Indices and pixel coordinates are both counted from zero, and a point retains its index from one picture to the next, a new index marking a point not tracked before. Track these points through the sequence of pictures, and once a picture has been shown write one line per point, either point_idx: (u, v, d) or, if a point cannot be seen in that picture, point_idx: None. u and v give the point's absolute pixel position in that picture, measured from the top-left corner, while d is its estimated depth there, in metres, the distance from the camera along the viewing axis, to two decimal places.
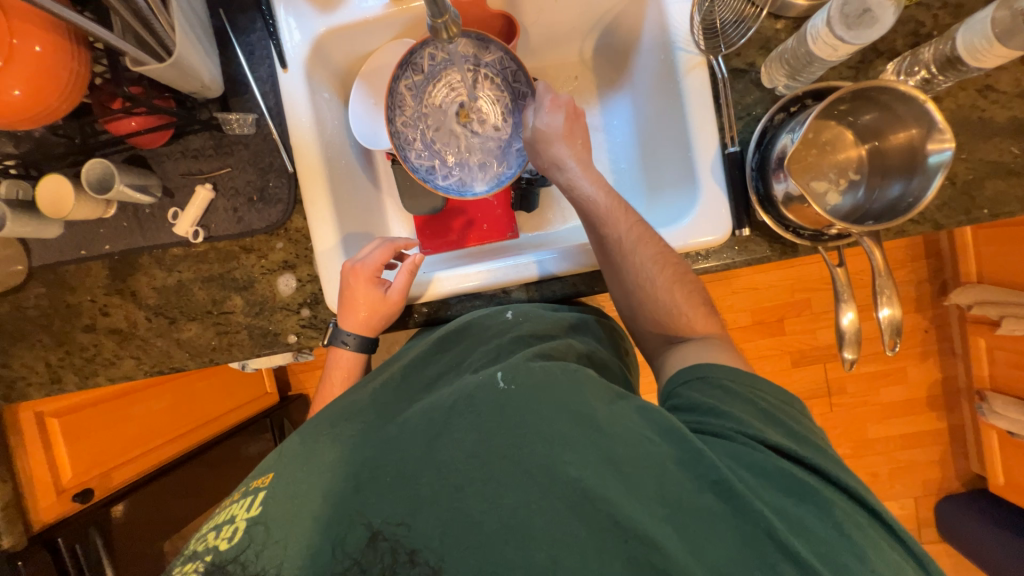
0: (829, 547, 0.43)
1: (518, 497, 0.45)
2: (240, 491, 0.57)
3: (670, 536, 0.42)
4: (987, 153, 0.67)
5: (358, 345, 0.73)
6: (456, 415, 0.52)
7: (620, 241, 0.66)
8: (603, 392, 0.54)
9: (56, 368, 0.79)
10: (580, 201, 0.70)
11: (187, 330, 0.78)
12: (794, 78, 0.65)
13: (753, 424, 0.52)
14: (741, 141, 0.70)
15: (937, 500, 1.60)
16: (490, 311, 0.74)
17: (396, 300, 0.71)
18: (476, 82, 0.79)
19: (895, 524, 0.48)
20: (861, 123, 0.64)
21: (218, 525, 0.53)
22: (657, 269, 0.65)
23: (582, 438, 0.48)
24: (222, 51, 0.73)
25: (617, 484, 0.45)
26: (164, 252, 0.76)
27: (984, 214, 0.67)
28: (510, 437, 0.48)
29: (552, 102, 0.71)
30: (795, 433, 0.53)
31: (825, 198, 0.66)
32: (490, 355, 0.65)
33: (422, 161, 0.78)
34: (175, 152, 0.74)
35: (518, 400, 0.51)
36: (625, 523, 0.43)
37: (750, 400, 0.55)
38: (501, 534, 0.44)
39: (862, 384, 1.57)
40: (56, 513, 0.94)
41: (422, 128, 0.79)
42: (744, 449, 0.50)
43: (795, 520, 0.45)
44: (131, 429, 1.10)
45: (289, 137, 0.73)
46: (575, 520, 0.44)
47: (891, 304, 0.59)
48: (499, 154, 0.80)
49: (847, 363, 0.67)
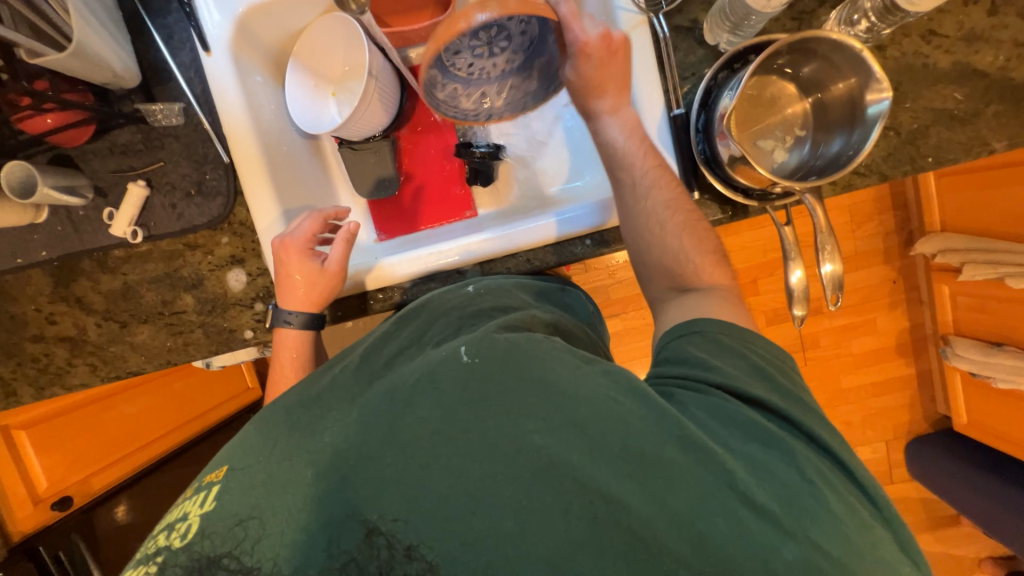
0: (792, 493, 0.43)
1: (484, 469, 0.43)
2: (194, 486, 0.52)
3: (633, 492, 0.41)
4: (931, 101, 0.67)
5: (302, 321, 0.70)
6: (419, 393, 0.48)
7: (635, 187, 0.64)
8: (566, 356, 0.51)
9: (9, 381, 0.77)
10: (604, 150, 0.66)
11: (140, 332, 0.76)
12: (735, 32, 0.64)
13: (741, 379, 0.50)
14: (687, 103, 0.69)
15: (906, 442, 1.68)
16: (451, 287, 0.70)
17: (336, 272, 0.70)
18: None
19: (861, 475, 0.47)
20: (803, 76, 0.63)
21: (169, 524, 0.48)
22: (668, 214, 0.63)
23: (548, 404, 0.45)
24: (138, 37, 0.69)
25: (582, 446, 0.43)
26: (105, 254, 0.74)
27: (929, 162, 0.67)
28: (476, 409, 0.46)
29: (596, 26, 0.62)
30: (785, 391, 0.50)
31: (773, 155, 0.66)
32: (450, 328, 0.62)
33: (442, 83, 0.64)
34: (102, 149, 0.70)
35: (479, 375, 0.48)
36: (589, 483, 0.41)
37: (743, 356, 0.52)
38: (467, 506, 0.42)
39: (834, 336, 1.61)
40: (34, 522, 0.97)
41: None
42: (714, 402, 0.49)
43: (761, 467, 0.44)
44: (107, 434, 1.07)
45: (222, 125, 0.70)
46: (540, 488, 0.42)
47: (833, 260, 0.61)
48: (517, 70, 0.64)
49: (797, 320, 0.69)
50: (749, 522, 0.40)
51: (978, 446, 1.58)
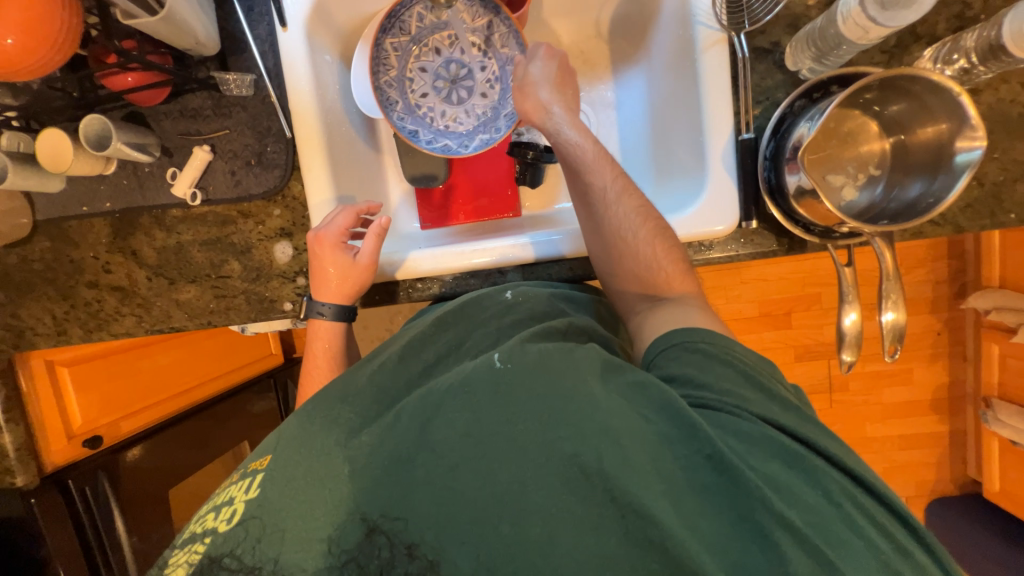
0: (826, 522, 0.42)
1: (513, 474, 0.42)
2: (239, 472, 0.54)
3: (665, 507, 0.41)
4: (1022, 153, 0.62)
5: (335, 314, 0.71)
6: (451, 398, 0.49)
7: (604, 192, 0.64)
8: (586, 357, 0.52)
9: (62, 321, 0.81)
10: (564, 150, 0.66)
11: (186, 291, 0.79)
12: (820, 60, 0.61)
13: (742, 396, 0.50)
14: (757, 128, 0.66)
15: (928, 501, 1.60)
16: (488, 290, 0.69)
17: (365, 266, 0.70)
18: (462, 48, 0.78)
19: (889, 497, 0.46)
20: (887, 114, 0.60)
21: (218, 506, 0.50)
22: (640, 222, 0.64)
23: (577, 411, 0.45)
24: (220, 6, 0.71)
25: (614, 456, 0.42)
26: (164, 212, 0.76)
27: (1010, 218, 0.63)
28: (511, 414, 0.46)
29: (546, 52, 0.70)
30: (780, 400, 0.51)
31: (841, 192, 0.63)
32: (488, 340, 0.63)
33: (406, 125, 0.77)
34: (174, 111, 0.73)
35: (515, 382, 0.48)
36: (618, 492, 0.41)
37: (731, 364, 0.53)
38: (492, 508, 0.42)
39: (866, 382, 1.55)
40: (67, 457, 0.98)
41: (404, 93, 0.78)
42: (731, 420, 0.48)
43: (788, 490, 0.43)
44: (138, 381, 1.13)
45: (288, 100, 0.71)
46: (570, 497, 0.41)
47: (896, 309, 0.58)
48: (484, 121, 0.79)
49: (845, 365, 0.66)
50: (790, 550, 0.39)
51: (1006, 517, 1.50)
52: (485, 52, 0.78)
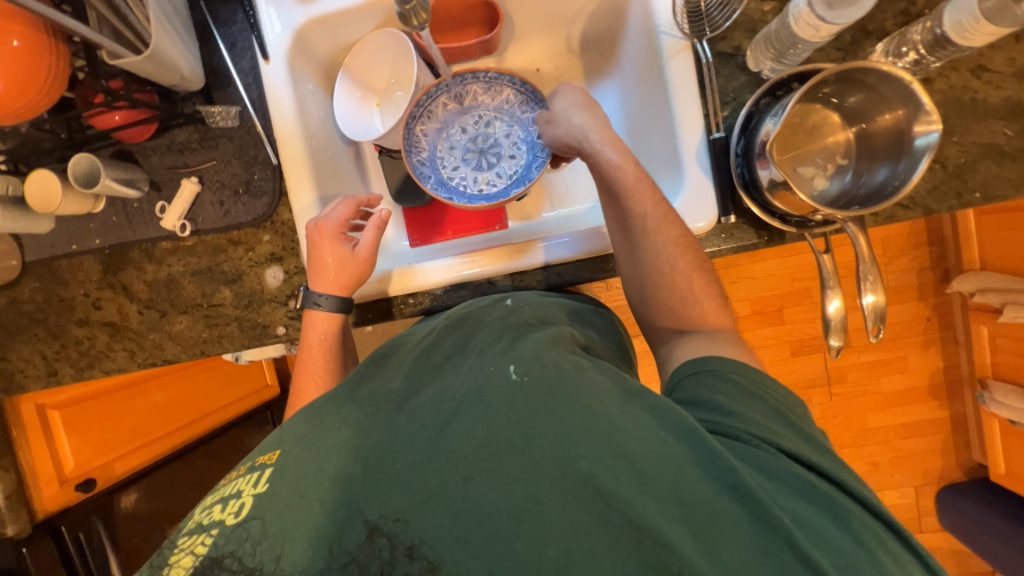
0: (850, 560, 0.40)
1: (526, 489, 0.43)
2: (246, 464, 0.53)
3: (685, 539, 0.40)
4: (979, 136, 0.65)
5: (331, 306, 0.71)
6: (465, 408, 0.49)
7: (644, 220, 0.64)
8: (613, 390, 0.50)
9: (53, 361, 0.81)
10: (605, 175, 0.65)
11: (178, 322, 0.79)
12: (780, 60, 0.64)
13: (767, 426, 0.49)
14: (727, 127, 0.69)
15: (937, 489, 1.60)
16: (489, 300, 0.70)
17: (364, 258, 0.72)
18: (487, 121, 0.82)
19: (915, 542, 0.44)
20: (848, 106, 0.63)
21: (224, 498, 0.50)
22: (678, 252, 0.64)
23: (596, 435, 0.45)
24: (204, 44, 0.73)
25: (632, 482, 0.42)
26: (153, 245, 0.77)
27: (976, 197, 0.66)
28: (522, 426, 0.46)
29: (573, 87, 0.71)
30: (805, 435, 0.50)
31: (812, 183, 0.65)
32: (496, 335, 0.61)
33: (440, 195, 0.79)
34: (161, 146, 0.74)
35: (530, 395, 0.48)
36: (636, 519, 0.41)
37: (760, 398, 0.52)
38: (508, 527, 0.42)
39: (863, 372, 1.56)
40: (60, 500, 0.96)
41: (436, 170, 0.81)
42: (756, 451, 0.47)
43: (813, 527, 0.42)
44: (132, 421, 1.11)
45: (273, 128, 0.73)
46: (587, 518, 0.41)
47: (876, 291, 0.60)
48: (517, 179, 0.81)
49: (834, 351, 0.67)
50: None
51: (1016, 499, 1.49)
52: (511, 123, 0.82)
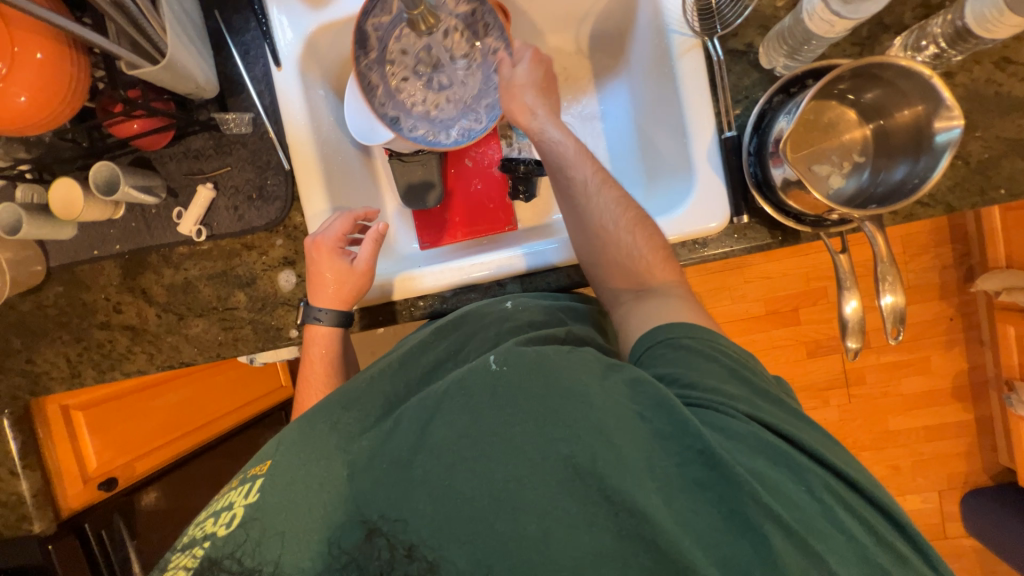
0: (809, 516, 0.41)
1: (509, 471, 0.42)
2: (239, 477, 0.54)
3: (658, 506, 0.39)
4: (1004, 130, 0.63)
5: (331, 320, 0.72)
6: (448, 399, 0.48)
7: (585, 184, 0.65)
8: (585, 363, 0.49)
9: (76, 363, 0.83)
10: (547, 147, 0.68)
11: (194, 325, 0.80)
12: (793, 57, 0.63)
13: (728, 392, 0.48)
14: (739, 126, 0.68)
15: (962, 494, 1.55)
16: (488, 302, 0.70)
17: (363, 273, 0.72)
18: (446, 31, 0.78)
19: (874, 494, 0.45)
20: (864, 102, 0.62)
21: (217, 510, 0.51)
22: (620, 211, 0.64)
23: (572, 410, 0.44)
24: (218, 52, 0.74)
25: (607, 454, 0.41)
26: (171, 250, 0.79)
27: (1001, 194, 0.64)
28: (500, 415, 0.45)
29: (534, 57, 0.73)
30: (762, 392, 0.50)
31: (828, 181, 0.64)
32: (488, 342, 0.63)
33: (387, 111, 0.80)
34: (178, 153, 0.76)
35: (510, 381, 0.47)
36: (614, 494, 0.40)
37: (715, 359, 0.51)
38: (490, 509, 0.41)
39: (883, 374, 1.52)
40: (83, 500, 0.98)
41: (384, 78, 0.80)
42: (720, 418, 0.45)
43: (775, 486, 0.41)
44: (150, 423, 1.14)
45: (285, 134, 0.74)
46: (564, 496, 0.40)
47: (894, 292, 0.58)
48: (463, 108, 0.83)
49: (851, 353, 0.65)
50: (785, 548, 0.38)
51: None
52: (469, 42, 0.79)
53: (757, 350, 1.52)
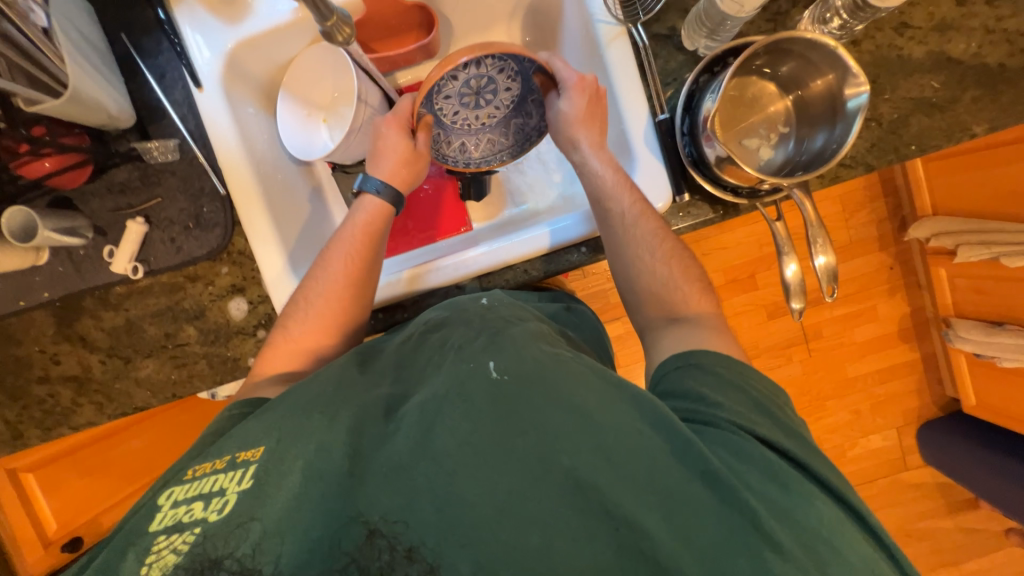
0: (811, 536, 0.41)
1: (512, 483, 0.43)
2: (223, 459, 0.49)
3: (659, 524, 0.41)
4: (908, 91, 0.68)
5: (390, 196, 0.71)
6: (447, 404, 0.48)
7: (624, 217, 0.65)
8: (599, 385, 0.50)
9: (16, 424, 0.77)
10: (588, 180, 0.68)
11: (144, 367, 0.76)
12: (712, 37, 0.65)
13: (746, 416, 0.49)
14: (671, 108, 0.70)
15: (917, 427, 1.67)
16: (465, 298, 0.67)
17: (364, 291, 0.68)
18: (478, 61, 0.66)
19: (867, 516, 0.45)
20: (782, 75, 0.65)
21: (203, 497, 0.46)
22: (657, 243, 0.65)
23: (573, 427, 0.45)
24: (131, 78, 0.70)
25: (608, 472, 0.43)
26: (107, 291, 0.74)
27: (912, 151, 0.69)
28: (504, 427, 0.45)
29: (578, 83, 0.66)
30: (786, 426, 0.50)
31: (758, 153, 0.67)
32: (472, 334, 0.57)
33: (454, 149, 0.77)
34: (100, 189, 0.71)
35: (511, 392, 0.48)
36: (615, 509, 0.41)
37: (744, 389, 0.52)
38: (495, 518, 0.42)
39: (837, 326, 1.62)
40: (46, 566, 0.95)
41: (441, 124, 0.73)
42: (730, 437, 0.47)
43: (781, 509, 0.42)
44: (115, 470, 1.06)
45: (216, 157, 0.71)
46: (567, 511, 0.42)
47: (826, 252, 0.62)
48: (516, 107, 0.74)
49: (796, 314, 0.69)
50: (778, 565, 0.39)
51: (988, 427, 1.57)
52: (510, 67, 0.68)
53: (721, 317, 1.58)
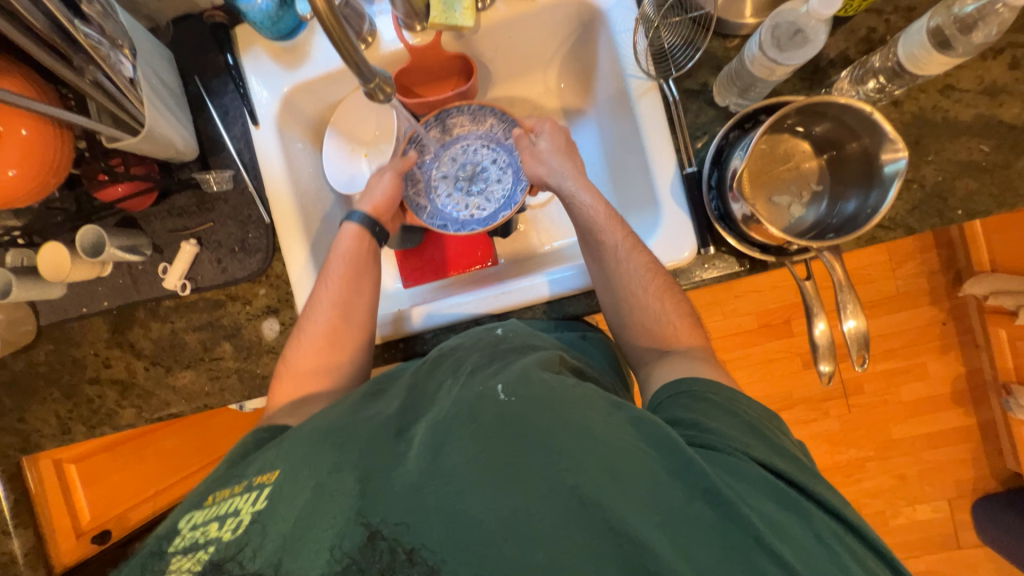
0: (815, 558, 0.39)
1: (516, 499, 0.42)
2: (243, 483, 0.51)
3: (662, 540, 0.39)
4: (955, 153, 0.65)
5: (365, 221, 0.76)
6: (457, 425, 0.47)
7: (615, 250, 0.66)
8: (599, 402, 0.49)
9: (66, 420, 0.84)
10: (578, 212, 0.70)
11: (182, 376, 0.81)
12: (744, 94, 0.66)
13: (741, 439, 0.48)
14: (700, 160, 0.70)
15: (973, 501, 1.52)
16: (480, 329, 0.68)
17: (354, 283, 0.73)
18: (474, 148, 0.85)
19: (874, 538, 0.43)
20: (816, 134, 0.64)
21: (218, 517, 0.48)
22: (649, 277, 0.65)
23: (578, 445, 0.43)
24: (199, 114, 0.78)
25: (612, 488, 0.41)
26: (157, 304, 0.81)
27: (959, 215, 0.65)
28: (510, 443, 0.44)
29: (552, 126, 0.77)
30: (781, 449, 0.49)
31: (789, 211, 0.66)
32: (484, 357, 0.59)
33: (434, 223, 0.84)
34: (162, 212, 0.78)
35: (519, 411, 0.46)
36: (620, 526, 0.39)
37: (735, 414, 0.51)
38: (498, 533, 0.40)
39: (880, 382, 1.52)
40: (77, 555, 1.00)
41: (430, 200, 0.85)
42: (729, 460, 0.46)
43: (781, 528, 0.41)
44: (147, 466, 1.16)
45: (265, 188, 0.77)
46: (571, 527, 0.40)
47: (856, 316, 0.59)
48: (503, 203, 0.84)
49: (825, 376, 0.66)
50: None
51: None
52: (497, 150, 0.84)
53: (752, 363, 1.52)
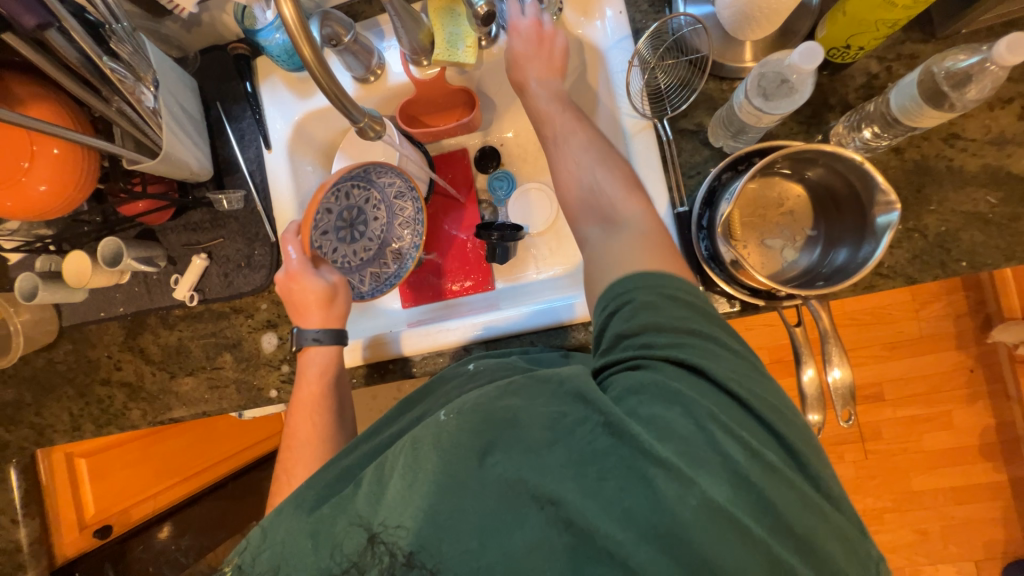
0: (712, 463, 0.38)
1: (452, 502, 0.40)
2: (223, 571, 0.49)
3: (573, 489, 0.39)
4: (959, 203, 0.63)
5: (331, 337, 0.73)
6: (401, 451, 0.45)
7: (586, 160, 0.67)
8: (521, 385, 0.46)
9: (77, 417, 0.89)
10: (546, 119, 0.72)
11: (184, 383, 0.85)
12: (735, 137, 0.66)
13: (664, 349, 0.46)
14: (692, 199, 0.70)
15: (1002, 565, 1.40)
16: (452, 367, 0.66)
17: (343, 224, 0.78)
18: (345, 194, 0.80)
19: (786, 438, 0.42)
20: (809, 179, 0.63)
21: None
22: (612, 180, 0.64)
23: (493, 424, 0.43)
24: (218, 137, 0.83)
25: (526, 455, 0.41)
26: (167, 312, 0.85)
27: (962, 266, 0.63)
28: (452, 463, 0.42)
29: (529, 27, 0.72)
30: (707, 348, 0.46)
31: (781, 255, 0.65)
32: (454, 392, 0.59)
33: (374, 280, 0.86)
34: (178, 226, 0.83)
35: (459, 434, 0.43)
36: (536, 489, 0.39)
37: (680, 308, 0.49)
38: (438, 521, 0.40)
39: (900, 428, 1.44)
40: (76, 548, 1.04)
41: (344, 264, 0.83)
42: (643, 378, 0.45)
43: (674, 435, 0.40)
44: (152, 465, 1.21)
45: (273, 208, 0.82)
46: (498, 510, 0.39)
47: (842, 366, 0.57)
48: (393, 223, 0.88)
49: (814, 426, 0.63)
50: (680, 502, 0.36)
51: None
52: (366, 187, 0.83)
53: None
